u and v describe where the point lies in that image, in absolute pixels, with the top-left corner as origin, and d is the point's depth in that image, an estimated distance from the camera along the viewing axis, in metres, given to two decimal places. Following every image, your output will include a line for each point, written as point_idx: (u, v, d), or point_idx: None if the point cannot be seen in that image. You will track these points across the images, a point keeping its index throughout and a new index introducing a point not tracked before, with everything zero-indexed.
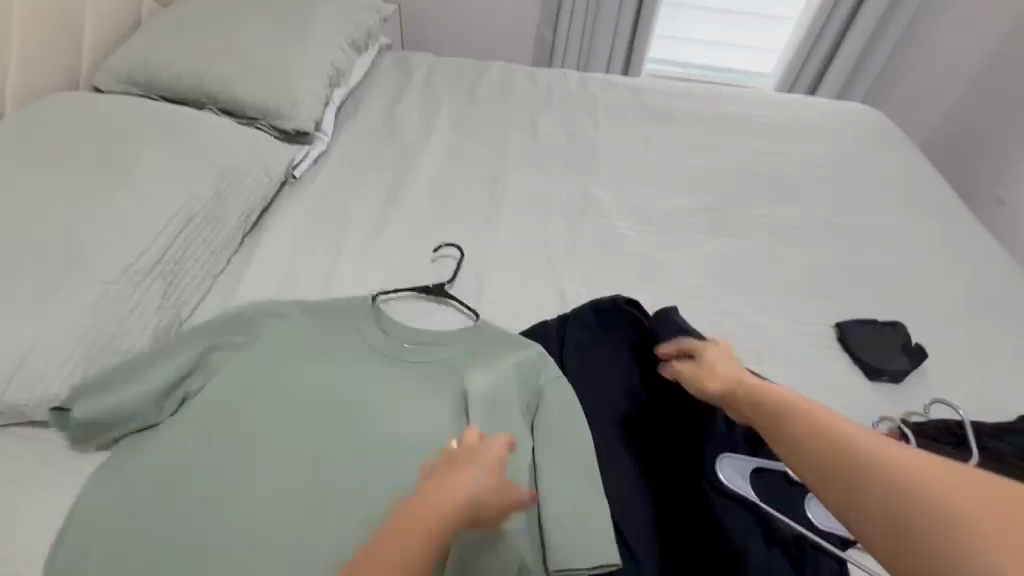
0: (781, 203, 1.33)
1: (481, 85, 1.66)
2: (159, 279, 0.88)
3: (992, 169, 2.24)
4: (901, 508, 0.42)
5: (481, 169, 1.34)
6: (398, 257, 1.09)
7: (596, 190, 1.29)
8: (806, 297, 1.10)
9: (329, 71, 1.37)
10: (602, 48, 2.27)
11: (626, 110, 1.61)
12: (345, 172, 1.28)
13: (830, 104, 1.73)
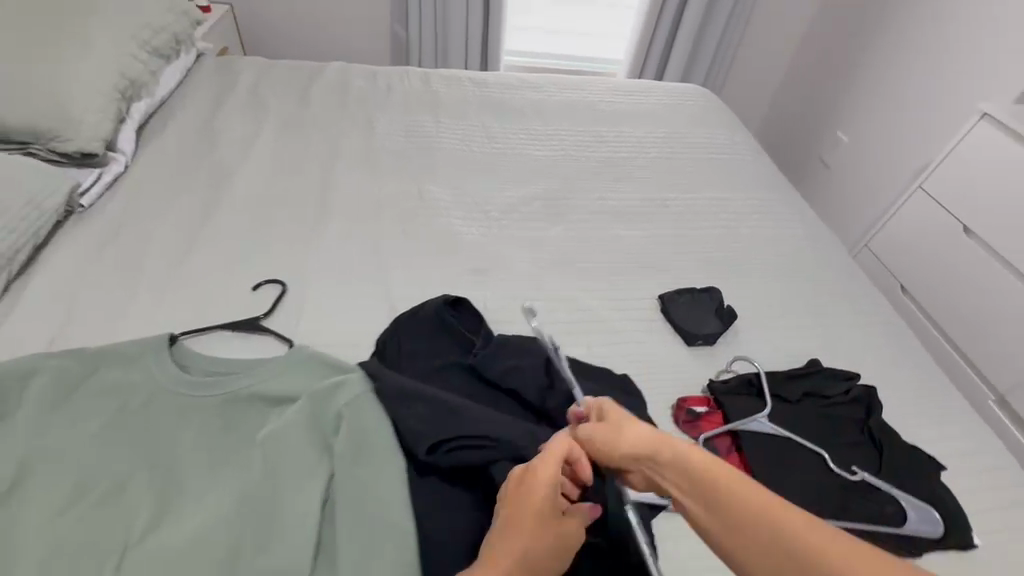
0: (617, 185, 1.37)
1: (314, 86, 1.56)
2: None
3: (813, 136, 2.50)
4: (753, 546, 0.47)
5: (309, 180, 1.25)
6: (206, 286, 0.98)
7: (434, 190, 1.26)
8: (638, 274, 1.14)
9: (120, 82, 1.21)
10: (454, 40, 2.23)
11: (468, 103, 1.59)
12: (145, 195, 1.14)
13: (666, 87, 1.81)
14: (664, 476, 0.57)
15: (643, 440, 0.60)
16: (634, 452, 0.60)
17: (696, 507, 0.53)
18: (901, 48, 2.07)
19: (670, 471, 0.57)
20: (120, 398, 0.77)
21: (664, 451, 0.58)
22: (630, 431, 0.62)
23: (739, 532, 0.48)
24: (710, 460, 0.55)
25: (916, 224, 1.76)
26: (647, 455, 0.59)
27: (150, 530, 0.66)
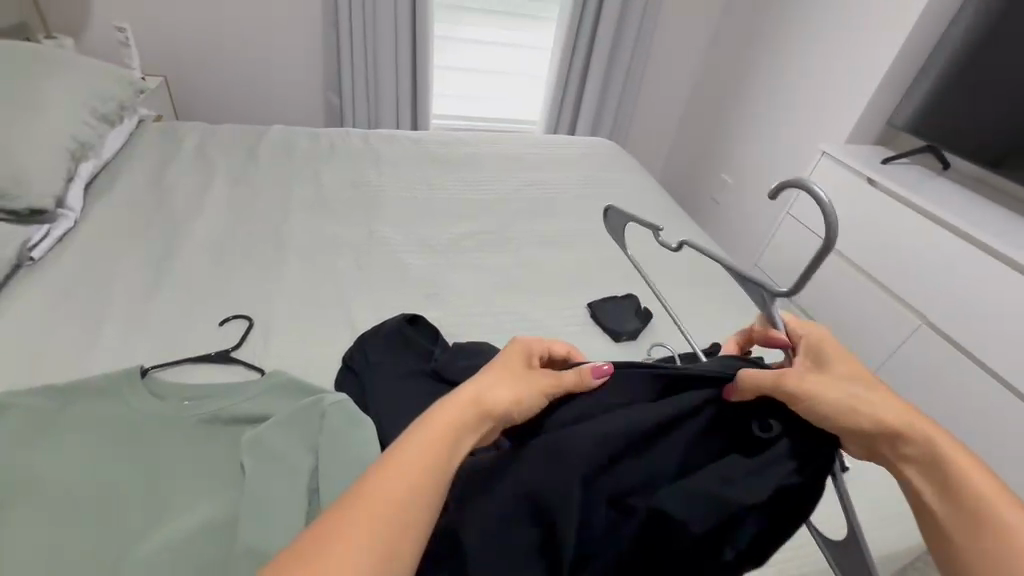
0: (544, 219, 1.59)
1: (260, 145, 1.67)
2: None
3: (706, 179, 2.91)
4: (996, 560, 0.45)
5: (264, 226, 1.34)
6: (172, 323, 1.03)
7: (383, 229, 1.39)
8: (569, 289, 1.32)
9: (69, 143, 1.27)
10: (386, 105, 2.44)
11: (407, 157, 1.77)
12: (99, 246, 1.18)
13: (577, 140, 2.10)
14: (907, 457, 0.51)
15: (884, 403, 0.53)
16: (847, 413, 0.52)
17: (938, 506, 0.49)
18: (759, 106, 2.54)
19: (913, 458, 0.51)
20: (97, 425, 0.80)
21: (916, 429, 0.51)
22: (868, 391, 0.53)
23: (995, 554, 0.45)
24: (976, 466, 0.49)
25: (790, 242, 2.12)
26: (892, 433, 0.51)
27: (144, 534, 0.69)
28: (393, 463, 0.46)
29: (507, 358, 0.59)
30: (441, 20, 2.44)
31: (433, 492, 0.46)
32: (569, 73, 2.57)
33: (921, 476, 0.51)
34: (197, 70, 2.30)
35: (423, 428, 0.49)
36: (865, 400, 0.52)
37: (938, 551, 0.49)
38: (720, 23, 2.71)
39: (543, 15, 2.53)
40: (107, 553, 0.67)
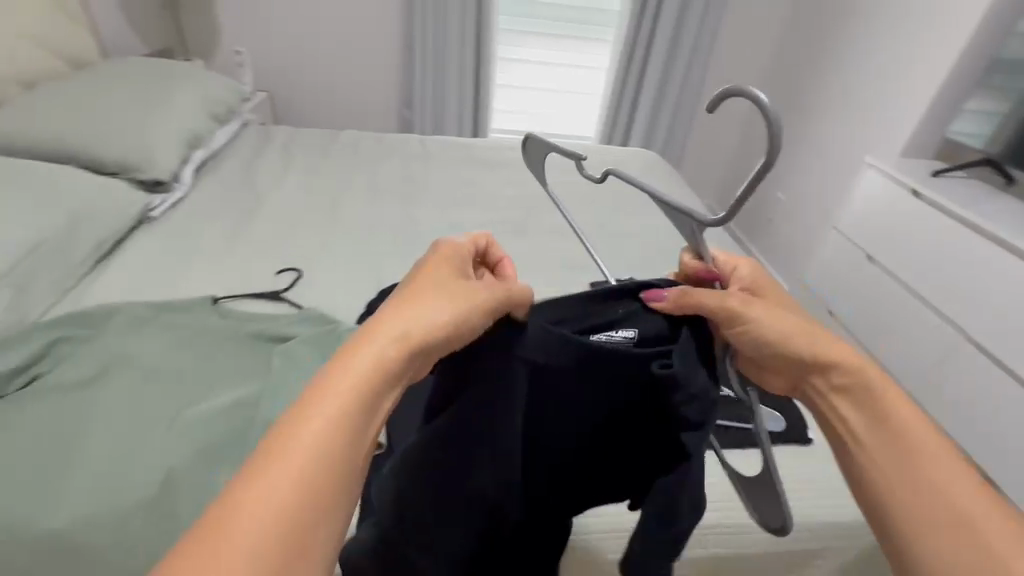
0: (569, 216, 1.73)
1: (333, 145, 1.98)
2: (12, 284, 1.03)
3: (759, 197, 2.89)
4: (912, 480, 0.50)
5: (324, 206, 1.60)
6: (242, 270, 1.29)
7: (421, 214, 1.61)
8: (577, 274, 1.45)
9: (187, 134, 1.62)
10: (450, 118, 2.71)
11: (454, 158, 1.99)
12: (199, 212, 1.49)
13: (618, 150, 2.23)
14: (836, 385, 0.56)
15: (813, 334, 0.58)
16: (780, 340, 0.57)
17: (859, 427, 0.54)
18: (814, 123, 2.52)
19: (842, 388, 0.56)
20: (176, 326, 1.05)
21: (841, 359, 0.56)
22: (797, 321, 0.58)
23: (902, 456, 0.51)
24: (894, 393, 0.54)
25: (835, 256, 2.08)
26: (821, 364, 0.56)
27: (196, 399, 0.92)
28: (308, 413, 0.45)
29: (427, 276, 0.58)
30: (504, 44, 2.69)
31: (353, 424, 0.46)
32: (621, 91, 2.71)
33: (852, 406, 0.55)
34: (295, 87, 2.72)
35: (343, 371, 0.48)
36: (798, 333, 0.57)
37: (856, 466, 0.53)
38: (779, 42, 2.74)
39: (600, 38, 2.71)
40: (168, 407, 0.90)
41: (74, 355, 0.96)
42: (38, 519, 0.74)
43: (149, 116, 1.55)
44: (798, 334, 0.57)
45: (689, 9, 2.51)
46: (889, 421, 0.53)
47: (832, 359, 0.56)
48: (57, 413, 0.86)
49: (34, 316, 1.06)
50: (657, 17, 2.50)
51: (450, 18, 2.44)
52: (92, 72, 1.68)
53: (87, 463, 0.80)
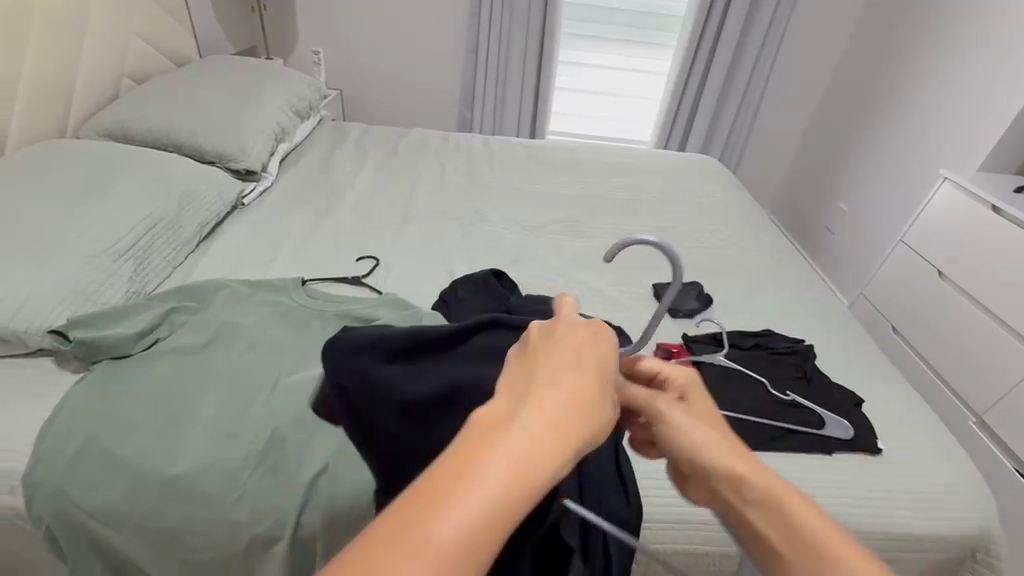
0: (628, 218, 1.77)
1: (403, 141, 2.08)
2: (133, 258, 1.15)
3: (820, 207, 2.81)
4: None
5: (397, 198, 1.70)
6: (325, 255, 1.40)
7: (487, 210, 1.68)
8: (637, 274, 1.49)
9: (275, 128, 1.75)
10: (509, 118, 2.77)
11: (517, 157, 2.05)
12: (285, 201, 1.61)
13: (677, 155, 2.24)
14: (749, 501, 0.49)
15: (734, 460, 0.52)
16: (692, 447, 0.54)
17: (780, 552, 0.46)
18: (885, 134, 2.44)
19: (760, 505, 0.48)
20: (273, 301, 1.16)
21: (760, 486, 0.49)
22: (720, 444, 0.53)
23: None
24: (801, 500, 0.48)
25: (902, 272, 2.02)
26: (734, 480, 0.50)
27: (295, 365, 1.01)
28: (455, 482, 0.36)
29: (578, 350, 0.46)
30: (567, 47, 2.73)
31: (508, 524, 0.36)
32: (682, 95, 2.70)
33: (769, 525, 0.47)
34: (364, 85, 2.85)
35: (485, 447, 0.38)
36: (704, 448, 0.53)
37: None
38: (850, 50, 2.66)
39: (663, 42, 2.71)
40: (269, 370, 0.99)
41: (187, 322, 1.07)
42: (166, 463, 0.84)
43: (242, 110, 1.69)
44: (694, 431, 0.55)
45: (757, 14, 2.48)
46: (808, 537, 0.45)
47: (748, 478, 0.50)
48: (176, 370, 0.97)
49: (150, 287, 1.18)
50: (723, 22, 2.49)
51: (517, 22, 2.50)
52: (191, 69, 1.84)
53: (204, 416, 0.90)
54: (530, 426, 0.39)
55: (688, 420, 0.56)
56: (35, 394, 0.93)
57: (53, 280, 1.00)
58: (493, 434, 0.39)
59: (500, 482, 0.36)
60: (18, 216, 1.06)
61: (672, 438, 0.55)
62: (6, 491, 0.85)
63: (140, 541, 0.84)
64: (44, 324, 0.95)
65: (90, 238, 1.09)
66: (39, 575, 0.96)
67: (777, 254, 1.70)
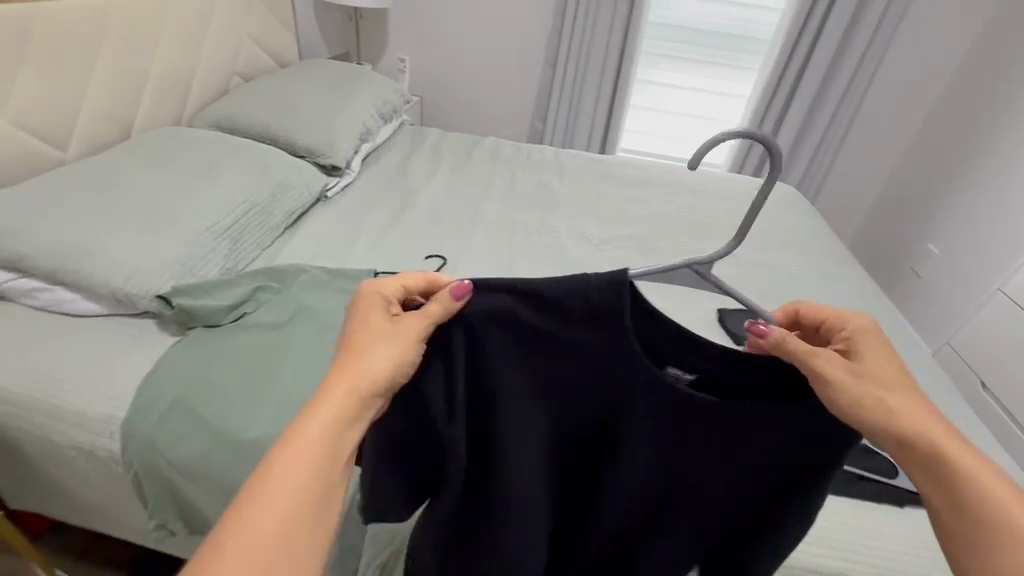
0: (696, 240, 1.74)
1: (477, 148, 2.14)
2: (230, 237, 1.26)
3: (907, 247, 2.61)
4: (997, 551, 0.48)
5: (467, 202, 1.76)
6: (397, 251, 1.47)
7: (554, 221, 1.70)
8: (702, 298, 1.45)
9: (361, 129, 1.86)
10: (580, 132, 2.78)
11: (588, 171, 2.07)
12: (364, 197, 1.71)
13: (751, 180, 2.18)
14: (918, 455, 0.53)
15: (922, 417, 0.54)
16: (868, 402, 0.56)
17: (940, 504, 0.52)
18: (987, 171, 2.26)
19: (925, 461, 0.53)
20: (347, 289, 1.23)
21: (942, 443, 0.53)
22: (907, 402, 0.56)
23: (980, 553, 0.48)
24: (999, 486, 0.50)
25: (999, 324, 1.84)
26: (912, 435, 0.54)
27: None
28: (264, 482, 0.46)
29: (366, 322, 0.58)
30: (646, 66, 2.73)
31: (325, 469, 0.48)
32: (763, 119, 2.62)
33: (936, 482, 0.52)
34: (443, 93, 2.96)
35: (299, 424, 0.50)
36: (862, 389, 0.57)
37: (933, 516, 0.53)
38: (953, 81, 2.49)
39: (746, 65, 2.65)
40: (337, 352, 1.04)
41: (269, 300, 1.16)
42: (241, 427, 0.91)
43: (334, 111, 1.81)
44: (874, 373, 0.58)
45: (851, 39, 2.38)
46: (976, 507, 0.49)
47: (923, 427, 0.54)
48: (256, 342, 1.05)
49: (241, 265, 1.28)
50: (814, 46, 2.41)
51: (598, 39, 2.53)
52: (292, 70, 2.00)
53: (278, 388, 0.96)
54: (328, 397, 0.52)
55: (869, 377, 0.58)
56: (138, 350, 1.04)
57: (164, 251, 1.11)
58: (299, 420, 0.50)
59: (305, 455, 0.48)
60: (141, 191, 1.19)
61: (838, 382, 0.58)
62: (106, 435, 0.95)
63: (213, 493, 0.92)
64: (152, 289, 1.06)
65: (197, 217, 1.21)
66: (120, 514, 1.06)
67: (856, 292, 1.61)
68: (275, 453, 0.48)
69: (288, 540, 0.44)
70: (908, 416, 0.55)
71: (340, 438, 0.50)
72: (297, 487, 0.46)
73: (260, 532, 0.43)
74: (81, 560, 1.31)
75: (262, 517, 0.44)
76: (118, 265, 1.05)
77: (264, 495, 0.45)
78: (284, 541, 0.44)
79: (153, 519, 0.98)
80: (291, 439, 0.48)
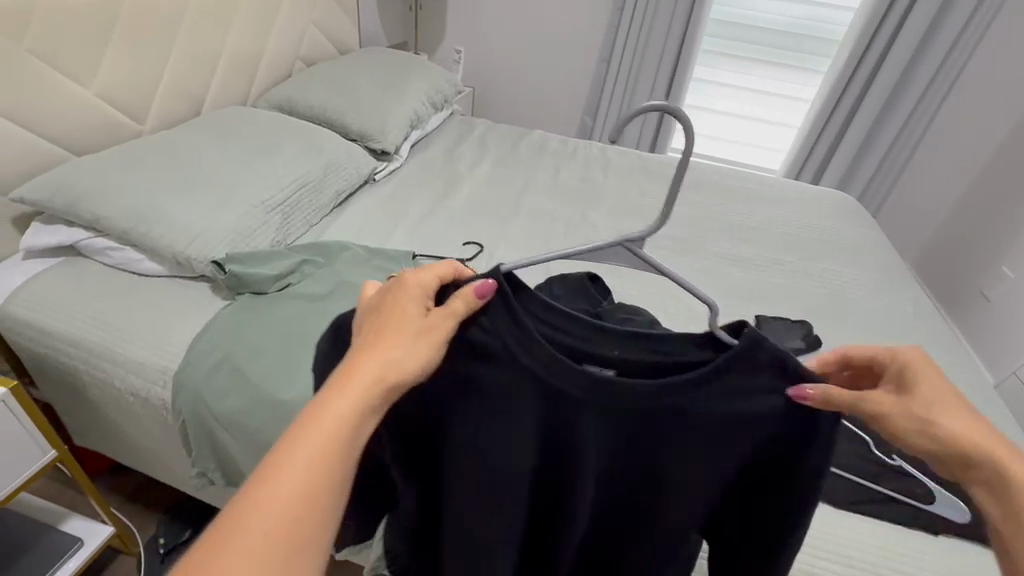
0: (739, 245, 1.69)
1: (524, 141, 2.16)
2: (282, 212, 1.33)
3: (978, 268, 2.42)
4: None
5: (509, 193, 1.78)
6: (436, 236, 1.51)
7: (595, 217, 1.70)
8: (740, 304, 1.42)
9: (412, 116, 1.91)
10: (631, 130, 2.74)
11: (634, 168, 2.04)
12: (409, 182, 1.76)
13: (806, 186, 2.09)
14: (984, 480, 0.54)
15: (978, 435, 0.54)
16: (926, 439, 0.55)
17: (1010, 531, 0.52)
18: None
19: (990, 487, 0.54)
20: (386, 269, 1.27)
21: (1002, 468, 0.53)
22: (959, 421, 0.55)
23: None
24: None
25: None
26: (969, 458, 0.54)
27: None
28: (265, 481, 0.45)
29: (397, 314, 0.56)
30: (704, 64, 2.66)
31: (334, 473, 0.47)
32: (825, 124, 2.50)
33: (1000, 508, 0.53)
34: (496, 85, 2.99)
35: (315, 415, 0.48)
36: (923, 430, 0.56)
37: (999, 542, 0.54)
38: None
39: (811, 67, 2.53)
40: None
41: (312, 274, 1.22)
42: (278, 389, 0.97)
43: (387, 97, 1.87)
44: (927, 406, 0.56)
45: (931, 42, 2.23)
46: None
47: (976, 449, 0.54)
48: (297, 312, 1.11)
49: (290, 240, 1.35)
50: (888, 49, 2.27)
51: (656, 35, 2.49)
52: (351, 57, 2.07)
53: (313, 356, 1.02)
54: (347, 395, 0.49)
55: (930, 415, 0.56)
56: (193, 310, 1.12)
57: (222, 220, 1.19)
58: (315, 413, 0.48)
59: (314, 454, 0.46)
60: (206, 164, 1.28)
61: (894, 430, 0.57)
62: (160, 385, 1.04)
63: (249, 447, 0.98)
64: (208, 255, 1.14)
65: (253, 191, 1.28)
66: (168, 460, 1.15)
67: (910, 310, 1.52)
68: (281, 447, 0.47)
69: (288, 552, 0.43)
70: (967, 443, 0.54)
71: (355, 439, 0.49)
72: (315, 468, 0.46)
73: (262, 533, 0.43)
74: (131, 500, 1.43)
75: (259, 516, 0.43)
76: (181, 230, 1.14)
77: (266, 495, 0.44)
78: (281, 549, 0.43)
79: (195, 466, 1.06)
80: (305, 436, 0.47)
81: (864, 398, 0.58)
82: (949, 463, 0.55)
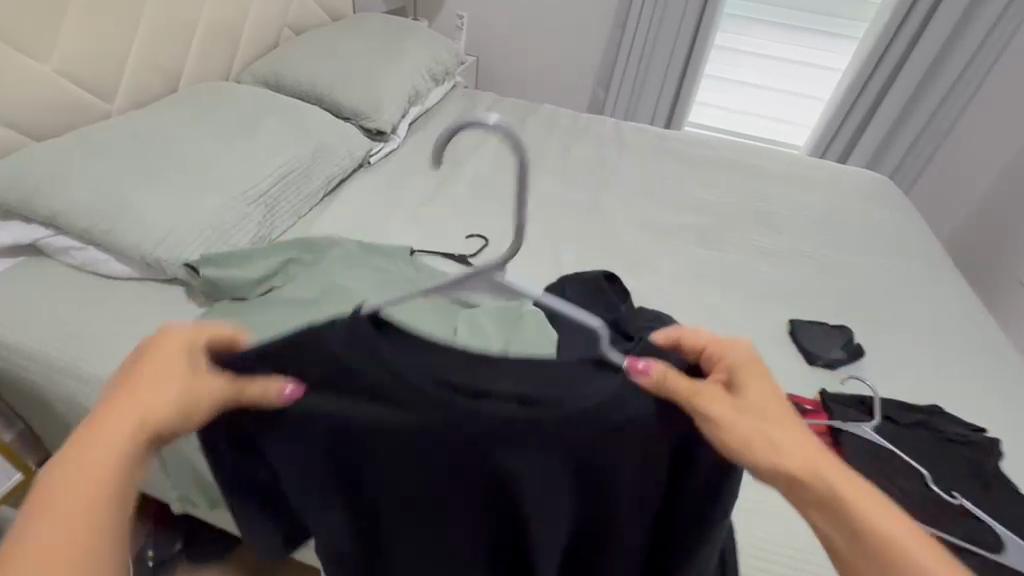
0: (767, 234, 1.55)
1: (532, 116, 1.99)
2: (264, 204, 1.20)
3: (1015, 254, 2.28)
4: None
5: (516, 176, 1.63)
6: (437, 227, 1.38)
7: (609, 203, 1.56)
8: (769, 303, 1.30)
9: (410, 90, 1.75)
10: (646, 104, 2.56)
11: (652, 147, 1.88)
12: (407, 165, 1.61)
13: (840, 166, 1.92)
14: (814, 500, 0.48)
15: (803, 452, 0.49)
16: (758, 446, 0.50)
17: (845, 549, 0.46)
18: None
19: (824, 507, 0.47)
20: (380, 267, 1.15)
21: (831, 484, 0.48)
22: (788, 435, 0.50)
23: None
24: (897, 521, 0.46)
25: None
26: (801, 474, 0.48)
27: None
28: None
29: (155, 370, 0.49)
30: (727, 30, 2.45)
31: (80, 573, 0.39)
32: (857, 97, 2.31)
33: (837, 532, 0.47)
34: (501, 54, 2.79)
35: (48, 510, 0.40)
36: (746, 437, 0.51)
37: (844, 568, 0.47)
38: None
39: (845, 33, 2.32)
40: None
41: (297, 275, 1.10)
42: None
43: (382, 70, 1.70)
44: (750, 406, 0.52)
45: (981, 6, 2.02)
46: (883, 552, 0.44)
47: (809, 466, 0.49)
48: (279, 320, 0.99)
49: (275, 233, 1.23)
50: (933, 13, 2.06)
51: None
52: (343, 24, 1.89)
53: None
54: (83, 480, 0.42)
55: (747, 416, 0.52)
56: (165, 318, 1.01)
57: (196, 215, 1.06)
58: (46, 508, 0.40)
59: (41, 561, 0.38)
60: (178, 151, 1.15)
61: (717, 431, 0.52)
62: None
63: None
64: (180, 255, 1.02)
65: (231, 181, 1.15)
66: None
67: (956, 308, 1.39)
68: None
69: None
70: (796, 456, 0.49)
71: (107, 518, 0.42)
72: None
73: None
74: None
75: None
76: (149, 227, 1.01)
77: None
78: None
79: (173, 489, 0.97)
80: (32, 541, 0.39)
81: (695, 392, 0.54)
82: (776, 478, 0.49)
